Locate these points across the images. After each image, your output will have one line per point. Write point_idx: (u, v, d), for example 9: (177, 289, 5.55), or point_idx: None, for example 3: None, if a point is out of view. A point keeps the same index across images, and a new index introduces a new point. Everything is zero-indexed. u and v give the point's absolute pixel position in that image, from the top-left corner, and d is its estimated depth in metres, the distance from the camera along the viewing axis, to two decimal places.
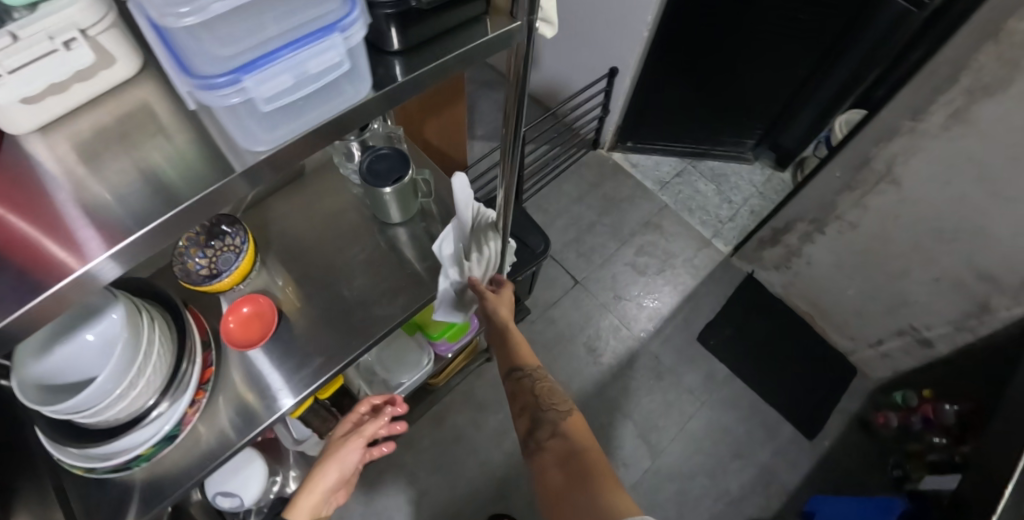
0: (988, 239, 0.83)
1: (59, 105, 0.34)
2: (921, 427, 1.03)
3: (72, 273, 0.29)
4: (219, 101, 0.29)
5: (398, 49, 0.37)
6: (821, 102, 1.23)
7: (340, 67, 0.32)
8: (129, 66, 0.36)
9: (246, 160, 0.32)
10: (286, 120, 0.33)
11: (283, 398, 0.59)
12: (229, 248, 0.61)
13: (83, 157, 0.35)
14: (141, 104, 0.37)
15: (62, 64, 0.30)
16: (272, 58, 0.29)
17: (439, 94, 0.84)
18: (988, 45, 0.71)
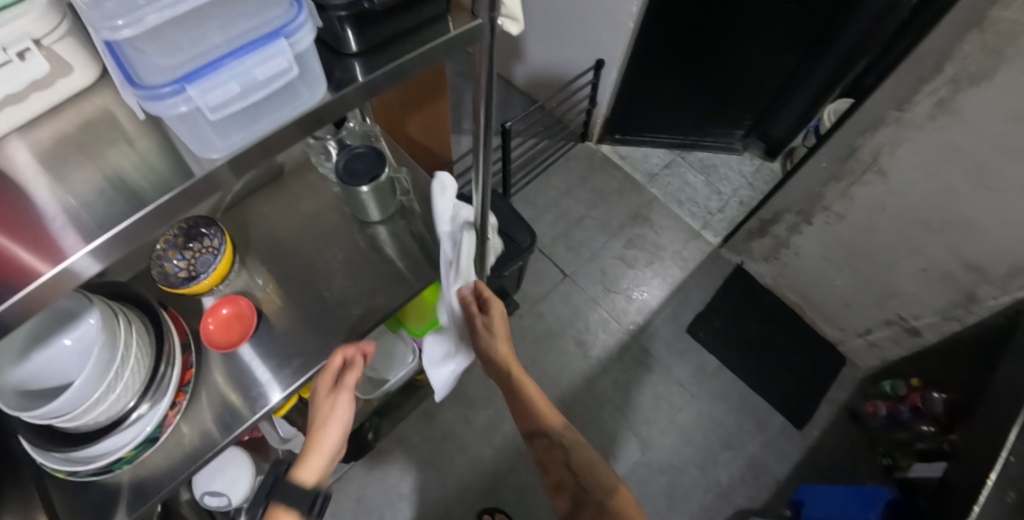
0: (975, 229, 0.83)
1: (17, 115, 0.34)
2: (909, 417, 1.05)
3: (35, 279, 0.27)
4: (167, 110, 0.29)
5: (356, 51, 0.37)
6: (810, 92, 1.23)
7: (290, 73, 0.31)
8: (88, 74, 0.35)
9: (201, 166, 0.33)
10: (241, 127, 0.33)
11: (271, 392, 0.59)
12: (207, 250, 0.60)
13: (43, 164, 0.34)
14: (100, 111, 0.37)
15: (17, 74, 0.30)
16: (216, 67, 0.29)
17: (419, 90, 0.83)
18: (973, 35, 0.69)
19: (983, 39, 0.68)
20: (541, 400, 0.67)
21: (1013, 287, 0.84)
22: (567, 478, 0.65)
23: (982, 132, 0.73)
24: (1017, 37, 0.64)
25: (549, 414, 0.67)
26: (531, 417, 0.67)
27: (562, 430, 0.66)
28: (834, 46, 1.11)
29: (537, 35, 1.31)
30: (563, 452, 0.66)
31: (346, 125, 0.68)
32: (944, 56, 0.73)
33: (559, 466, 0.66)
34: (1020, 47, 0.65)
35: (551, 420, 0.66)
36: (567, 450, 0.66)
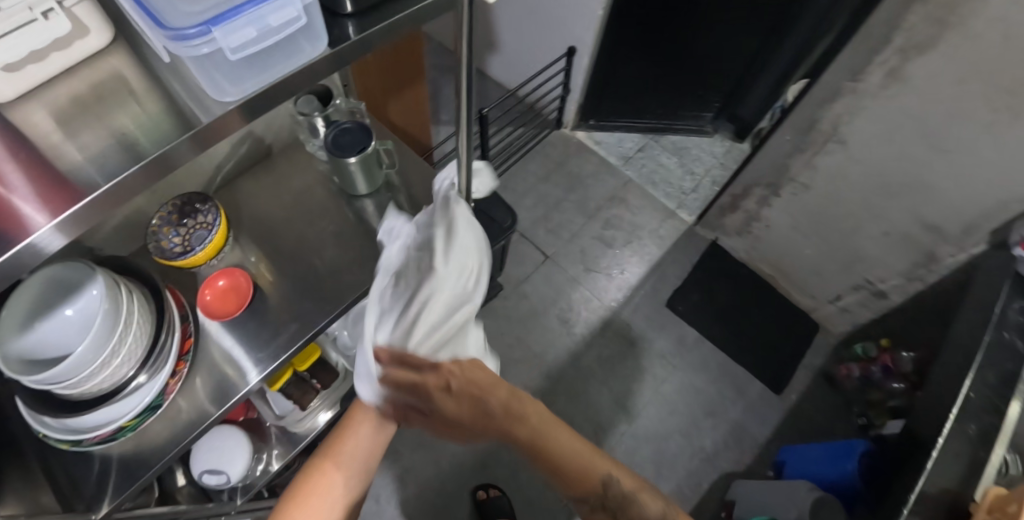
0: (930, 191, 0.88)
1: (35, 73, 0.37)
2: (880, 376, 1.11)
3: (18, 242, 0.31)
4: (190, 51, 0.31)
5: (351, 12, 0.40)
6: (775, 73, 1.28)
7: (300, 21, 0.35)
8: (100, 37, 0.39)
9: (210, 112, 0.36)
10: (254, 75, 0.37)
11: (249, 375, 0.62)
12: (201, 226, 0.63)
13: (59, 122, 0.38)
14: (114, 72, 0.40)
15: (41, 33, 0.33)
16: (237, 12, 0.31)
17: (399, 69, 0.87)
18: (917, 7, 0.71)
19: (927, 9, 0.71)
20: (571, 454, 0.54)
21: (968, 245, 0.90)
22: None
23: (932, 97, 0.78)
24: (959, 6, 0.68)
25: (590, 470, 0.54)
26: (573, 486, 0.54)
27: (611, 484, 0.54)
28: (796, 25, 1.15)
29: (510, 26, 1.35)
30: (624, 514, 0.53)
31: (332, 103, 0.71)
32: (891, 28, 0.76)
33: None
34: (961, 16, 0.68)
35: (595, 478, 0.53)
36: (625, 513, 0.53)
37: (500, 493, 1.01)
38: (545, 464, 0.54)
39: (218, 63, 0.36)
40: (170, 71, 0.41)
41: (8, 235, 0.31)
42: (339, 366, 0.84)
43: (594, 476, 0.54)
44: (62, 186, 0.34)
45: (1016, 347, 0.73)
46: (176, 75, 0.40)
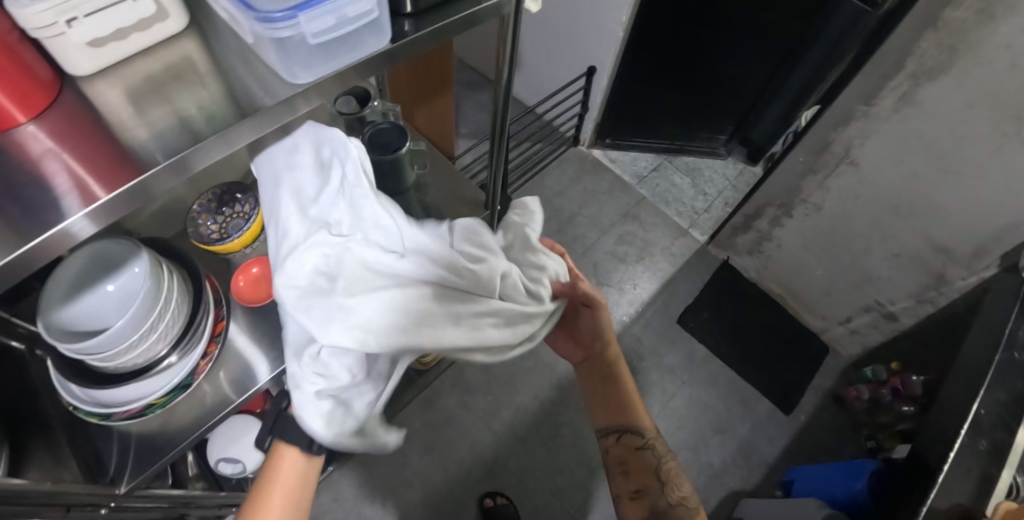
0: (941, 212, 0.91)
1: (117, 50, 0.42)
2: (890, 399, 1.13)
3: (54, 227, 0.35)
4: (274, 31, 0.35)
5: (409, 11, 0.44)
6: (787, 99, 1.35)
7: (370, 15, 0.39)
8: (177, 21, 0.45)
9: (273, 97, 0.40)
10: (322, 61, 0.40)
11: (262, 373, 0.63)
12: (239, 215, 0.68)
13: (129, 100, 0.43)
14: (182, 54, 0.46)
15: (127, 11, 0.39)
16: (320, 2, 0.36)
17: (431, 76, 0.92)
18: (928, 34, 0.76)
19: (937, 36, 0.75)
20: (637, 400, 0.68)
21: (979, 267, 0.92)
22: (654, 485, 0.66)
23: (941, 122, 0.82)
24: (968, 34, 0.72)
25: (643, 416, 0.67)
26: (627, 422, 0.67)
27: (654, 435, 0.67)
28: (809, 52, 1.21)
29: (534, 47, 1.44)
30: (656, 458, 0.67)
31: (369, 104, 0.74)
32: (903, 55, 0.81)
33: (649, 472, 0.67)
34: (971, 43, 0.73)
35: (644, 422, 0.67)
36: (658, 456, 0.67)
37: (508, 501, 1.03)
38: (619, 394, 0.67)
39: (292, 55, 0.39)
40: (237, 58, 0.45)
41: (52, 216, 0.35)
42: None
43: (644, 421, 0.67)
44: (117, 167, 0.38)
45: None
46: (241, 63, 0.45)
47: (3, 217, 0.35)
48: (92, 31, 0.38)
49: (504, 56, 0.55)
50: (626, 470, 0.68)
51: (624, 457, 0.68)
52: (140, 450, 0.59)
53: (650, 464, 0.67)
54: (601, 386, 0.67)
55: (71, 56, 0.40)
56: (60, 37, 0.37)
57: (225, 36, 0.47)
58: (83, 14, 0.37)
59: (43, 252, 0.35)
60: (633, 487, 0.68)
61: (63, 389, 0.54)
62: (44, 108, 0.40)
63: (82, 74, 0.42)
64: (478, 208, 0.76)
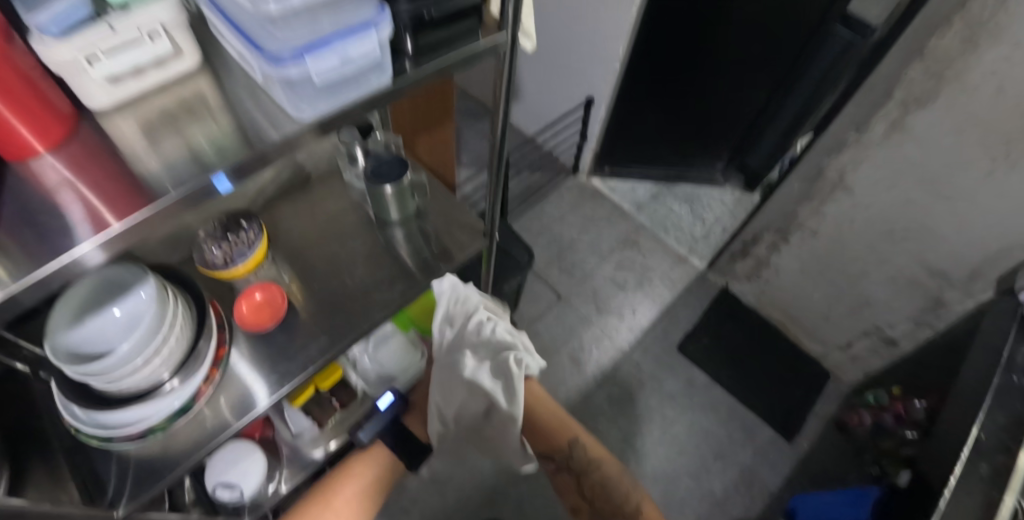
0: (934, 235, 0.92)
1: (133, 86, 0.45)
2: (893, 424, 1.12)
3: (61, 257, 0.36)
4: (280, 71, 0.38)
5: (410, 52, 0.46)
6: (781, 128, 1.39)
7: (373, 55, 0.42)
8: (192, 60, 0.47)
9: (278, 130, 0.42)
10: (326, 98, 0.43)
11: (262, 397, 0.63)
12: (243, 242, 0.70)
13: (145, 133, 0.45)
14: (197, 90, 0.48)
15: (145, 51, 0.42)
16: (326, 44, 0.39)
17: (433, 110, 0.96)
18: (915, 62, 0.81)
19: (924, 65, 0.79)
20: (548, 420, 0.79)
21: (976, 290, 0.93)
22: (582, 489, 0.74)
23: (931, 147, 0.84)
24: (954, 62, 0.76)
25: (559, 431, 0.77)
26: (544, 443, 0.78)
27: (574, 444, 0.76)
28: (801, 81, 1.27)
29: (535, 79, 1.49)
30: (580, 463, 0.74)
31: (372, 135, 0.77)
32: (892, 83, 0.85)
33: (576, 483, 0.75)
34: (956, 71, 0.76)
35: (561, 437, 0.77)
36: (577, 465, 0.74)
37: None
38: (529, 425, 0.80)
39: (300, 92, 0.42)
40: (246, 93, 0.48)
41: (63, 246, 0.37)
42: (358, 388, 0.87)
43: (561, 437, 0.77)
44: (127, 197, 0.40)
45: None
46: (251, 99, 0.47)
47: (20, 244, 0.37)
48: (111, 67, 0.41)
49: (502, 90, 0.57)
50: (561, 486, 0.78)
51: (558, 475, 0.78)
52: (138, 474, 0.59)
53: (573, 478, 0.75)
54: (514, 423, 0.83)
55: (91, 92, 0.42)
56: (81, 74, 0.40)
57: (236, 72, 0.50)
58: (102, 53, 0.40)
59: (52, 279, 0.36)
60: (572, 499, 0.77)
61: (65, 411, 0.55)
62: (63, 141, 0.42)
63: (99, 109, 0.44)
64: (477, 236, 0.77)
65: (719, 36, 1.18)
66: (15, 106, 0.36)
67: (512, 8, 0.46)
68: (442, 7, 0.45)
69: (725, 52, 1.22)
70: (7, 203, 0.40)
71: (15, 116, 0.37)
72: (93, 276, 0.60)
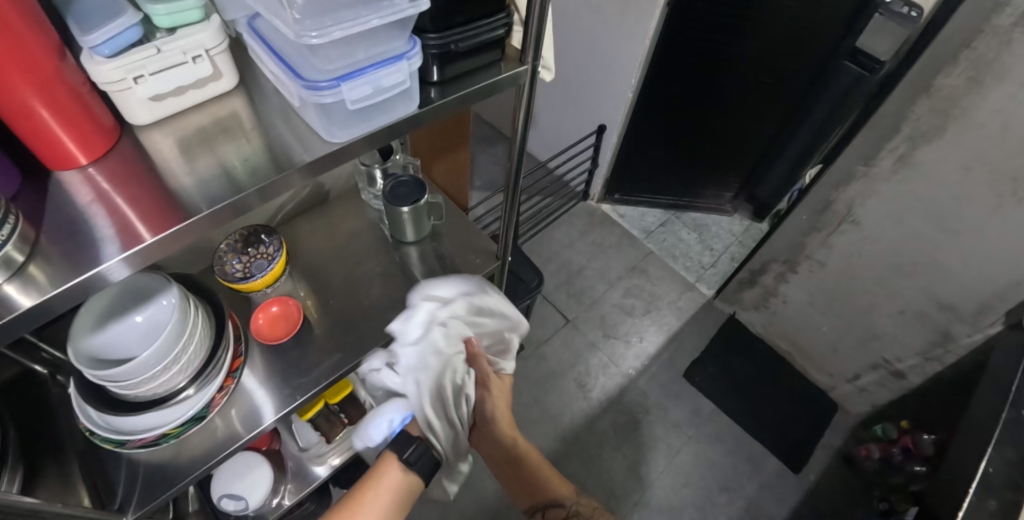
0: (942, 269, 0.93)
1: (173, 105, 0.48)
2: (901, 458, 1.09)
3: (98, 266, 0.38)
4: (317, 98, 0.40)
5: (435, 80, 0.49)
6: (791, 158, 1.42)
7: (403, 85, 0.44)
8: (229, 82, 0.50)
9: (309, 152, 0.45)
10: (358, 123, 0.45)
11: (270, 412, 0.64)
12: (263, 256, 0.72)
13: (181, 150, 0.47)
14: (231, 110, 0.51)
15: (189, 72, 0.45)
16: (361, 74, 0.42)
17: (449, 135, 0.99)
18: (922, 98, 0.83)
19: (931, 102, 0.82)
20: (553, 473, 0.76)
21: (984, 324, 0.93)
22: None
23: (938, 182, 0.86)
24: (959, 101, 0.79)
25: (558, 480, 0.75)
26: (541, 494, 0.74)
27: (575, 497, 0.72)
28: (812, 114, 1.30)
29: (547, 107, 1.54)
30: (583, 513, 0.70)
31: (392, 157, 0.80)
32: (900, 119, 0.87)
33: None
34: (962, 109, 0.79)
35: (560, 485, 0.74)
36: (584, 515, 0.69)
37: None
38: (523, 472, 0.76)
39: (334, 118, 0.44)
40: (279, 116, 0.50)
41: (101, 254, 0.39)
42: (367, 403, 0.89)
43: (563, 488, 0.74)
44: (163, 210, 0.42)
45: None
46: (284, 121, 0.50)
47: (62, 251, 0.40)
48: (156, 87, 0.44)
49: (520, 118, 0.60)
50: None
51: None
52: (148, 482, 0.59)
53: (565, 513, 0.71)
54: (504, 470, 0.78)
55: (134, 109, 0.45)
56: (127, 91, 0.43)
57: (270, 94, 0.53)
58: (149, 73, 0.43)
59: (89, 285, 0.38)
60: None
61: (81, 413, 0.56)
62: (105, 154, 0.45)
63: (140, 125, 0.47)
64: (490, 258, 0.79)
65: (731, 70, 1.22)
66: (62, 117, 0.39)
67: (534, 42, 0.49)
68: (469, 40, 0.47)
69: (735, 84, 1.25)
70: (49, 211, 0.42)
71: (62, 127, 0.39)
72: (119, 284, 0.62)
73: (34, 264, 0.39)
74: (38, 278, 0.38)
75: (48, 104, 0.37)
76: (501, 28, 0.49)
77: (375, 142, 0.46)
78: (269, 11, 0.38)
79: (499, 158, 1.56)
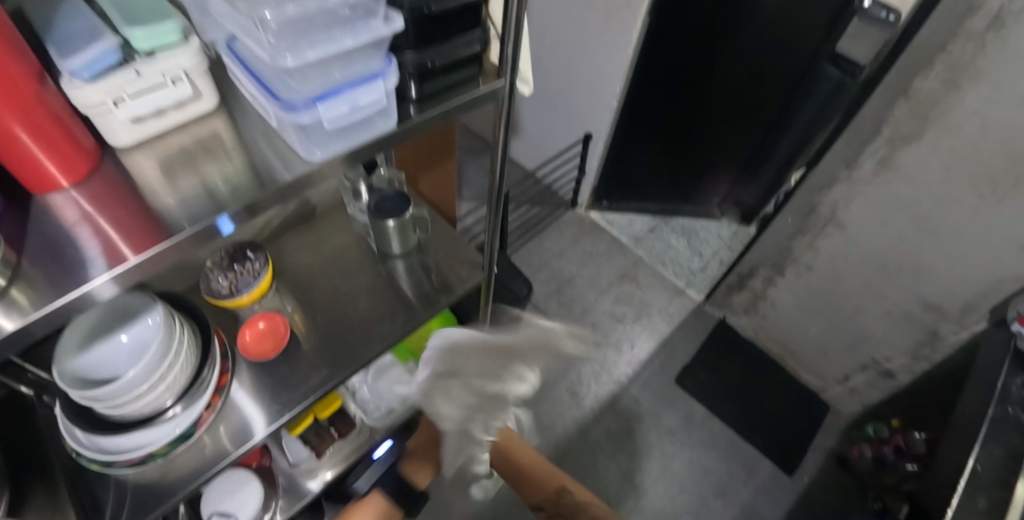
0: (926, 270, 0.95)
1: (154, 126, 0.48)
2: (894, 457, 1.10)
3: (79, 288, 0.38)
4: (294, 118, 0.41)
5: (414, 96, 0.50)
6: (776, 163, 1.44)
7: (380, 103, 0.45)
8: (210, 102, 0.51)
9: (288, 171, 0.45)
10: (336, 141, 0.46)
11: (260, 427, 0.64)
12: (249, 272, 0.72)
13: (163, 170, 0.48)
14: (213, 130, 0.51)
15: (169, 94, 0.45)
16: (336, 93, 0.43)
17: (434, 149, 1.00)
18: (900, 102, 0.85)
19: (909, 105, 0.83)
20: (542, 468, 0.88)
21: (970, 323, 0.95)
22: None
23: (919, 183, 0.88)
24: (937, 104, 0.81)
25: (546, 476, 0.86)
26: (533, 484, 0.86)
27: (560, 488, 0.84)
28: (796, 119, 1.32)
29: (535, 117, 1.55)
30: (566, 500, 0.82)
31: (376, 172, 0.81)
32: (880, 122, 0.89)
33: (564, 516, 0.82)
34: (941, 111, 0.80)
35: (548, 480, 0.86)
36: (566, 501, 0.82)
37: None
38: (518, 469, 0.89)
39: (311, 136, 0.45)
40: (260, 136, 0.51)
41: (82, 276, 0.39)
42: (356, 416, 0.89)
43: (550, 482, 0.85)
44: (146, 230, 0.42)
45: (1021, 421, 0.71)
46: (265, 140, 0.50)
47: (44, 274, 0.40)
48: (136, 109, 0.44)
49: (501, 130, 0.61)
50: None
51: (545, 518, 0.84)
52: (136, 502, 0.59)
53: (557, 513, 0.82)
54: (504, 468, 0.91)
55: (115, 131, 0.45)
56: (107, 114, 0.43)
57: (251, 114, 0.53)
58: (129, 96, 0.43)
59: (70, 306, 0.38)
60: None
61: (68, 435, 0.56)
62: (87, 176, 0.45)
63: (122, 146, 0.47)
64: (476, 269, 0.79)
65: (715, 78, 1.23)
66: (43, 142, 0.39)
67: (511, 57, 0.50)
68: (445, 57, 0.48)
69: (719, 92, 1.27)
70: (30, 233, 0.42)
71: (43, 151, 0.40)
72: (104, 304, 0.62)
73: (16, 287, 0.39)
74: (20, 302, 0.38)
75: (28, 130, 0.37)
76: (476, 45, 0.50)
77: (357, 159, 0.46)
78: (246, 33, 0.39)
79: (488, 168, 1.57)
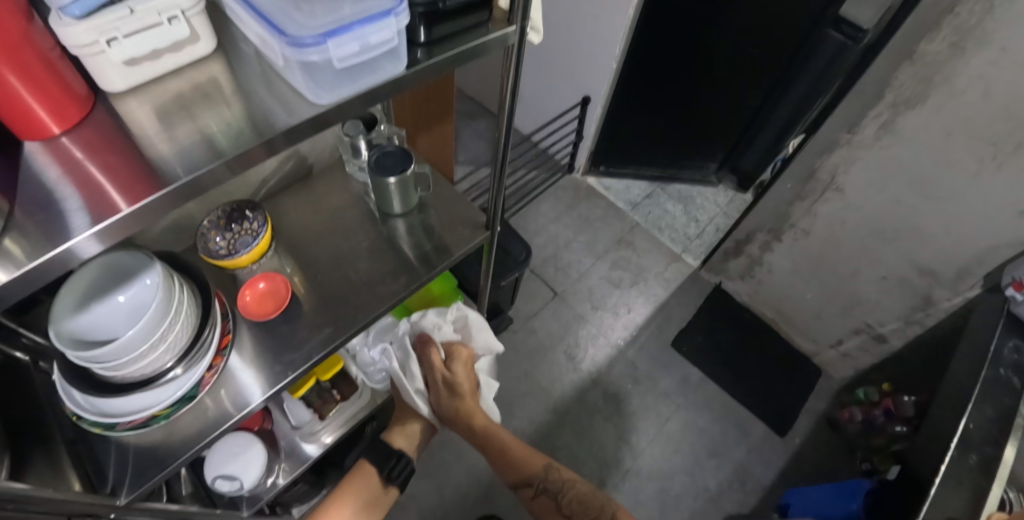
0: (923, 235, 0.95)
1: (149, 70, 0.45)
2: (883, 421, 1.14)
3: (72, 239, 0.36)
4: (302, 55, 0.39)
5: (423, 41, 0.48)
6: (776, 129, 1.43)
7: (391, 43, 0.43)
8: (207, 45, 0.48)
9: (286, 119, 0.43)
10: (345, 84, 0.44)
11: (257, 393, 0.63)
12: (247, 232, 0.70)
13: (159, 118, 0.45)
14: (210, 75, 0.48)
15: (164, 35, 0.42)
16: (347, 30, 0.40)
17: (432, 106, 0.97)
18: (905, 66, 0.83)
19: (914, 69, 0.82)
20: (518, 447, 0.83)
21: (963, 287, 0.96)
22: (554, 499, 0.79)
23: (920, 148, 0.87)
24: (942, 67, 0.79)
25: (529, 459, 0.82)
26: (514, 470, 0.82)
27: (546, 472, 0.81)
28: (797, 82, 1.29)
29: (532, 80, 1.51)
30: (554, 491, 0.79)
31: (376, 128, 0.79)
32: (883, 86, 0.87)
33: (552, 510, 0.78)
34: (945, 75, 0.79)
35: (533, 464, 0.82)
36: (556, 490, 0.79)
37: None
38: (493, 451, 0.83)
39: (319, 78, 0.43)
40: (260, 82, 0.48)
41: (78, 225, 0.37)
42: (359, 379, 0.91)
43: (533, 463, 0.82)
44: (143, 179, 0.40)
45: (1012, 383, 0.72)
46: (266, 86, 0.47)
47: (37, 224, 0.38)
48: (130, 50, 0.41)
49: (508, 83, 0.58)
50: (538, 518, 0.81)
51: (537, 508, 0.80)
52: (139, 464, 0.58)
53: (553, 500, 0.79)
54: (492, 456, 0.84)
55: (107, 74, 0.43)
56: (100, 55, 0.40)
57: (251, 59, 0.50)
58: (121, 36, 0.40)
59: (64, 258, 0.37)
60: (531, 492, 0.81)
61: (65, 397, 0.54)
62: (77, 124, 0.42)
63: (114, 91, 0.45)
64: (479, 230, 0.77)
65: (717, 40, 1.20)
66: (33, 85, 0.36)
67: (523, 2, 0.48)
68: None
69: (720, 54, 1.24)
70: (20, 183, 0.40)
71: (32, 95, 0.37)
72: (98, 263, 0.60)
73: (8, 238, 0.37)
74: (12, 252, 0.36)
75: (13, 69, 0.34)
76: None
77: (359, 105, 0.44)
78: None
79: (483, 133, 1.54)
